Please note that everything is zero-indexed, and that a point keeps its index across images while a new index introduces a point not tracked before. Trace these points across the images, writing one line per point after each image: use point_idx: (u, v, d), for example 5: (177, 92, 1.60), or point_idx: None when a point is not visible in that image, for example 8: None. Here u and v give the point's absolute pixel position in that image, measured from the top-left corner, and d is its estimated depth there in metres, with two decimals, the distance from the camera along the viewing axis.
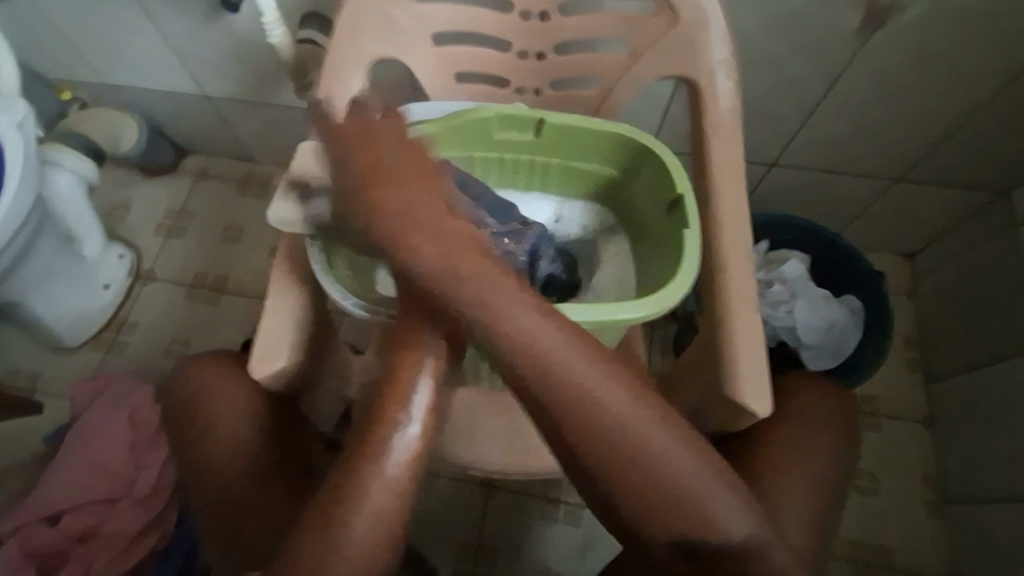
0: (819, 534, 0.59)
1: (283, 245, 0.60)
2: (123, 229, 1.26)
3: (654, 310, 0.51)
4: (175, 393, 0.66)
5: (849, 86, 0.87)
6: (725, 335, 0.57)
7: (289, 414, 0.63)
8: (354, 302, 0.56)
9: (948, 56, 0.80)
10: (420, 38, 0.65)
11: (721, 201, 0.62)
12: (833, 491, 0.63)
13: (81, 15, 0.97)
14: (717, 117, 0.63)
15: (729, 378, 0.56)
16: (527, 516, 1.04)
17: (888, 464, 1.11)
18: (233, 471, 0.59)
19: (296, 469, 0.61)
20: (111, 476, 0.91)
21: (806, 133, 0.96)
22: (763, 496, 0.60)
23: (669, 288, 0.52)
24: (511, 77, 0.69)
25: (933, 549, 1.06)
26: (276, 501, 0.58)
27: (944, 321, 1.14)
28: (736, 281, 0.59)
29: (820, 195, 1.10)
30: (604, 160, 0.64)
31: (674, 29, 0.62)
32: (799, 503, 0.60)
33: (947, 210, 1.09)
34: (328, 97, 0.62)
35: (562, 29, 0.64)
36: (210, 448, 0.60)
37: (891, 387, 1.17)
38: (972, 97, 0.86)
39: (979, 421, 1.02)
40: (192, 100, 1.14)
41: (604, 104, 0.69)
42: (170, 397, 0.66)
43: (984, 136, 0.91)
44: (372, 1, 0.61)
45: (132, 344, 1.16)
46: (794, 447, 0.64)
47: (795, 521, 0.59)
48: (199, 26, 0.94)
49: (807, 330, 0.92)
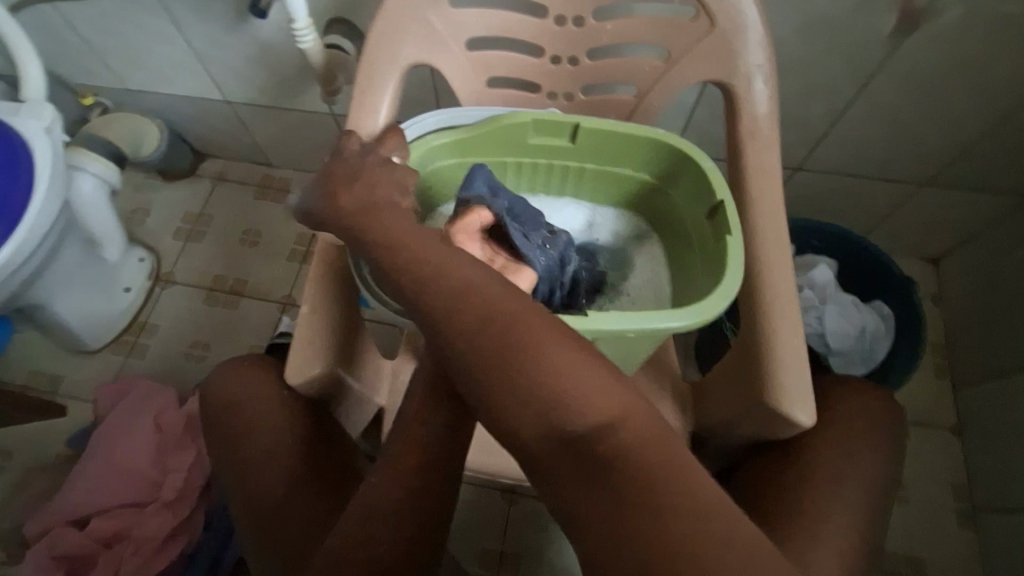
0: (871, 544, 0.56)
1: (315, 253, 0.59)
2: (142, 232, 1.26)
3: (700, 319, 0.49)
4: (213, 397, 0.65)
5: (881, 90, 0.85)
6: (768, 345, 0.56)
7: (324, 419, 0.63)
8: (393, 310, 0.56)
9: (983, 60, 0.78)
10: (454, 44, 0.64)
11: (759, 207, 0.61)
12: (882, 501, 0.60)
13: (105, 20, 0.97)
14: (755, 123, 0.62)
15: (772, 387, 0.55)
16: (550, 523, 1.03)
17: (916, 472, 1.09)
18: (274, 472, 0.59)
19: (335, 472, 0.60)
20: (137, 480, 0.92)
21: (834, 137, 0.95)
22: (811, 500, 0.57)
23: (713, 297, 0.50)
24: (542, 82, 0.68)
25: (964, 559, 1.03)
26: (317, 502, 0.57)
27: (973, 327, 1.12)
28: (778, 290, 0.58)
29: (847, 200, 1.09)
30: (640, 166, 0.63)
31: (712, 33, 0.61)
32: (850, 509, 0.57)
33: (977, 215, 1.07)
34: (360, 103, 0.61)
35: (596, 34, 0.64)
36: (250, 450, 0.60)
37: (918, 393, 1.15)
38: (1007, 102, 0.84)
39: (1011, 430, 1.00)
40: (213, 105, 1.14)
41: (637, 109, 0.68)
42: (206, 401, 0.66)
43: (1020, 140, 0.89)
44: (406, 6, 0.60)
45: (153, 347, 1.16)
46: (842, 451, 0.60)
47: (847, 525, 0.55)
48: (224, 31, 0.94)
49: (836, 336, 0.90)
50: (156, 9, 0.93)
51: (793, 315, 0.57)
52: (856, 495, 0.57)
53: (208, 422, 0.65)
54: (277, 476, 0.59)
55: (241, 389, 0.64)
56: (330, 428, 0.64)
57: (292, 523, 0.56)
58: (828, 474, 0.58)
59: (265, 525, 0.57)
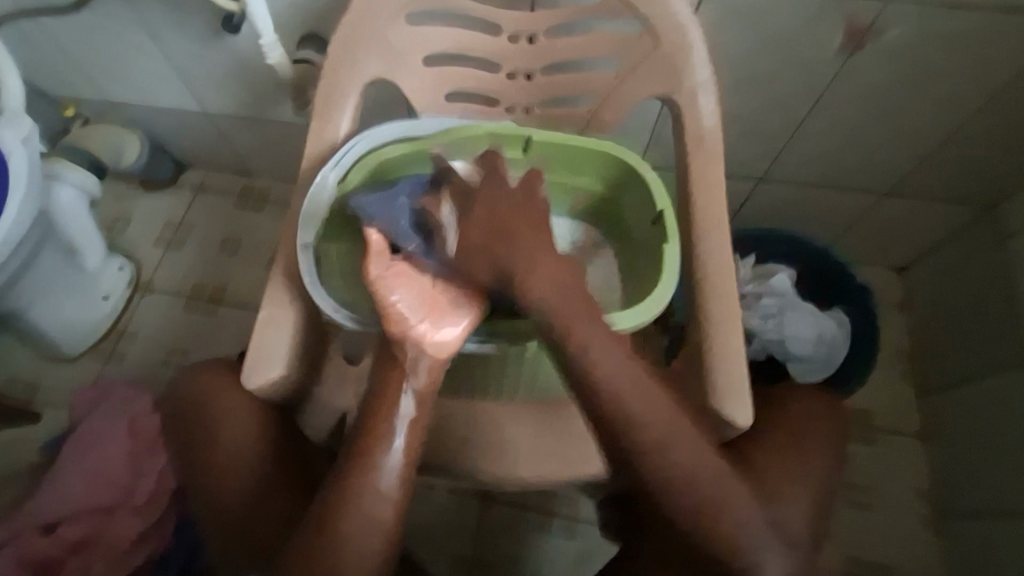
0: None
1: (277, 260, 0.61)
2: (123, 241, 1.28)
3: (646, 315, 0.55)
4: (174, 405, 0.66)
5: (835, 106, 0.88)
6: (707, 348, 0.58)
7: (290, 422, 0.64)
8: (344, 314, 0.55)
9: (930, 78, 0.81)
10: (412, 61, 0.67)
11: (704, 216, 0.63)
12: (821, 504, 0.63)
13: (84, 35, 0.99)
14: (702, 136, 0.65)
15: (713, 390, 0.57)
16: (521, 528, 1.04)
17: (883, 477, 1.11)
18: (237, 474, 0.61)
19: (299, 472, 0.62)
20: (108, 485, 0.93)
21: (794, 150, 0.97)
22: None
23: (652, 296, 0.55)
24: (500, 96, 0.71)
25: (929, 563, 1.06)
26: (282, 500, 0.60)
27: (936, 334, 1.15)
28: (719, 296, 0.60)
29: (812, 210, 1.12)
30: (590, 178, 0.66)
31: (656, 50, 0.64)
32: None
33: (937, 224, 1.10)
34: (323, 116, 0.65)
35: (550, 51, 0.67)
36: (212, 453, 0.61)
37: (885, 399, 1.17)
38: (955, 116, 0.87)
39: (974, 436, 1.02)
40: (193, 117, 1.17)
41: (592, 121, 0.70)
42: (168, 411, 0.67)
43: (970, 153, 0.93)
44: (367, 24, 0.63)
45: (131, 354, 1.17)
46: None
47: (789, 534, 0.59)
48: (201, 46, 0.96)
49: (796, 343, 0.93)
50: (135, 25, 0.95)
51: (734, 319, 0.59)
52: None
53: (169, 429, 0.66)
54: (243, 481, 0.61)
55: (201, 396, 0.64)
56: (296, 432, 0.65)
57: (259, 521, 0.59)
58: None
59: (234, 528, 0.59)
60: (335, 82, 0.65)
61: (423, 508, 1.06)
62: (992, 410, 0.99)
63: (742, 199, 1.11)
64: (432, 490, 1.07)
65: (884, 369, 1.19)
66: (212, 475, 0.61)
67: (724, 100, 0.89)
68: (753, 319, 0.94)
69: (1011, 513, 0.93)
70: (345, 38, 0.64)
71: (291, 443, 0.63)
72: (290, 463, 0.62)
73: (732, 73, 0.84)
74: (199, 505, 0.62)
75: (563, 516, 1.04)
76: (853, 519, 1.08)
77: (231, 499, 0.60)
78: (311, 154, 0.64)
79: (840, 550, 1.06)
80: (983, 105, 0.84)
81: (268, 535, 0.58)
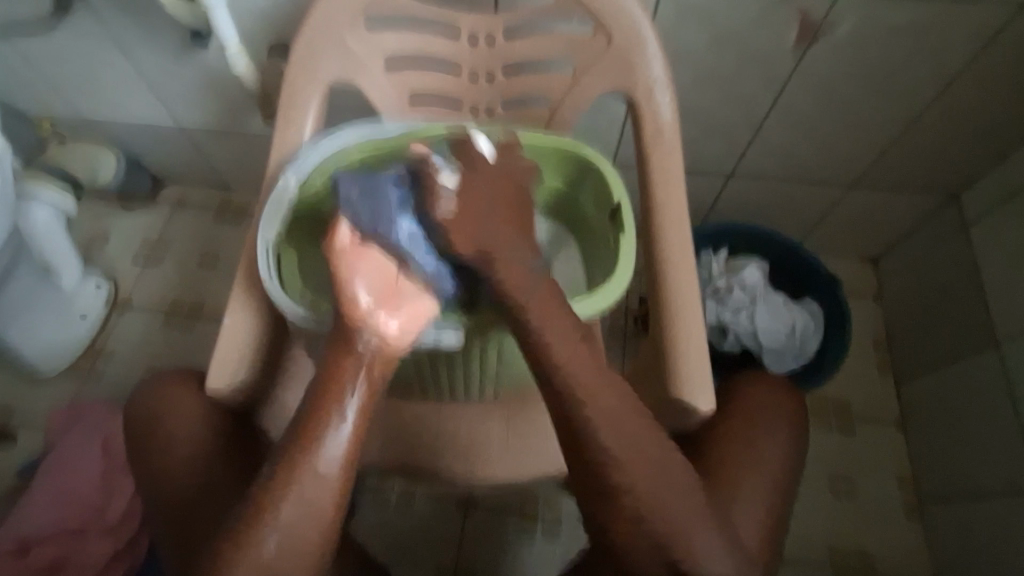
0: (772, 531, 0.61)
1: (241, 263, 0.62)
2: (100, 259, 1.27)
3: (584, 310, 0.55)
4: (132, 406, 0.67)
5: (794, 101, 0.90)
6: (669, 336, 0.59)
7: (244, 419, 0.64)
8: (300, 311, 0.55)
9: (883, 70, 0.83)
10: (373, 66, 0.69)
11: (663, 209, 0.64)
12: (786, 486, 0.65)
13: (55, 54, 1.00)
14: (658, 130, 0.66)
15: (675, 377, 0.58)
16: (505, 533, 1.04)
17: (863, 467, 1.12)
18: (188, 469, 0.60)
19: (246, 464, 0.62)
20: (81, 504, 0.93)
21: (759, 146, 0.99)
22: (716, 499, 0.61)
23: (608, 287, 0.55)
24: (462, 97, 0.72)
25: (912, 551, 1.06)
26: (224, 489, 0.59)
27: (908, 323, 1.16)
28: (679, 284, 0.61)
29: (782, 205, 1.13)
30: (551, 174, 0.67)
31: (610, 48, 0.66)
32: (752, 502, 0.61)
33: (905, 215, 1.12)
34: (286, 123, 0.66)
35: (508, 53, 0.68)
36: (168, 449, 0.62)
37: (862, 390, 1.18)
38: (910, 108, 0.89)
39: (948, 425, 1.04)
40: (168, 132, 1.17)
41: (553, 120, 0.72)
42: (128, 412, 0.67)
43: (928, 142, 0.95)
44: (327, 31, 0.65)
45: (109, 372, 1.16)
46: (743, 442, 0.65)
47: (750, 519, 0.60)
48: (171, 61, 0.97)
49: (767, 335, 0.99)
50: (107, 41, 0.96)
51: (695, 308, 0.60)
52: (762, 481, 0.63)
53: (128, 428, 0.66)
54: (187, 469, 0.60)
55: (158, 393, 0.66)
56: (252, 429, 0.65)
57: (202, 514, 0.58)
58: (734, 463, 0.63)
59: (177, 510, 0.59)
60: (297, 88, 0.66)
61: (405, 517, 1.05)
62: (966, 394, 1.00)
63: (713, 196, 1.13)
64: (414, 498, 1.07)
65: (860, 360, 1.20)
66: (165, 472, 0.61)
67: (687, 98, 0.91)
68: (727, 313, 1.00)
69: (988, 496, 0.94)
70: (305, 45, 0.65)
71: (242, 437, 0.63)
72: (229, 444, 0.62)
73: (694, 70, 0.85)
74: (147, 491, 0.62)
75: (547, 519, 1.04)
76: (835, 510, 1.09)
77: (180, 495, 0.59)
78: (275, 160, 0.65)
79: (822, 542, 1.07)
80: (937, 95, 0.86)
81: (207, 527, 0.57)
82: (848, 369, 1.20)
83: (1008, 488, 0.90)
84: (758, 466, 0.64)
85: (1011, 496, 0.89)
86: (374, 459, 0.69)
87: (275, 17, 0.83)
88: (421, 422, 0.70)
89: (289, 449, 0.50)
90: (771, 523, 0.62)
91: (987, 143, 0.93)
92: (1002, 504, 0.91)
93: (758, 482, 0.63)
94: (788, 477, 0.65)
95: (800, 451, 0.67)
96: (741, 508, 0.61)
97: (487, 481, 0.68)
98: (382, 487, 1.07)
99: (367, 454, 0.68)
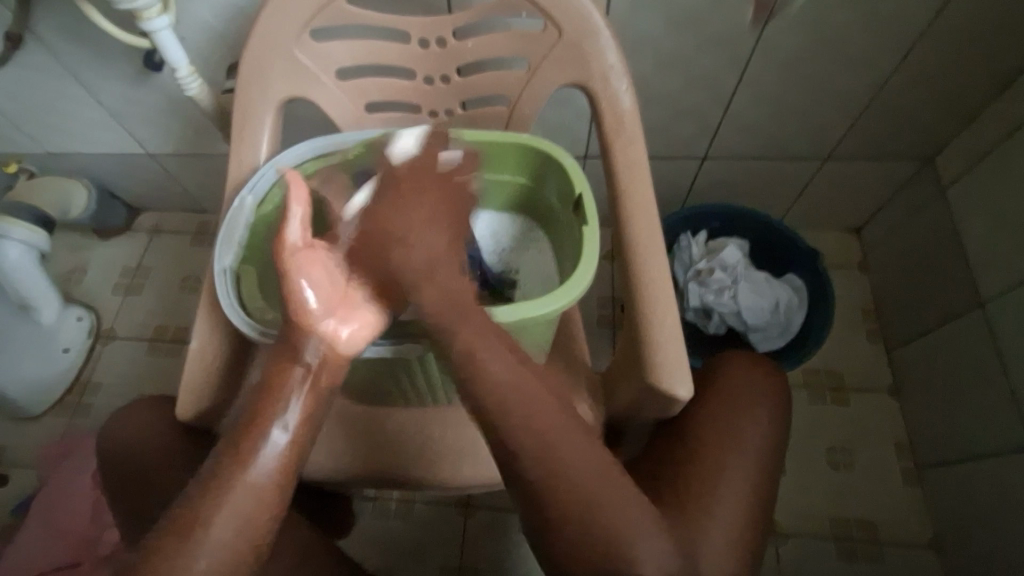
0: (752, 518, 0.64)
1: (208, 287, 0.61)
2: (80, 292, 1.26)
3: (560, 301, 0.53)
4: (118, 441, 0.71)
5: (758, 77, 0.89)
6: (643, 325, 0.58)
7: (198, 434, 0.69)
8: (256, 330, 0.55)
9: (843, 38, 0.82)
10: (325, 77, 0.68)
11: (628, 198, 0.63)
12: (766, 474, 0.67)
13: (13, 90, 0.99)
14: (618, 118, 0.66)
15: (650, 366, 0.57)
16: (507, 532, 1.04)
17: (860, 437, 1.12)
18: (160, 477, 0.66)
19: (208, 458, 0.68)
20: (75, 538, 0.93)
21: (729, 125, 0.98)
22: (699, 502, 0.63)
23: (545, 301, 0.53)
24: (422, 102, 0.71)
25: (913, 517, 1.06)
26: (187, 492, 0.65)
27: (895, 288, 1.16)
28: (650, 270, 0.60)
29: (759, 182, 1.13)
30: (514, 172, 0.66)
31: (561, 41, 0.65)
32: (734, 494, 0.64)
33: (883, 181, 1.11)
34: (243, 142, 0.65)
35: (460, 53, 0.67)
36: (149, 463, 0.68)
37: (853, 360, 1.18)
38: (874, 76, 0.88)
39: (939, 388, 1.04)
40: (135, 159, 1.16)
41: (513, 117, 0.71)
42: (105, 437, 0.72)
43: (899, 105, 0.94)
44: (275, 46, 0.64)
45: (97, 405, 1.15)
46: (722, 438, 0.67)
47: (732, 510, 0.63)
48: (128, 86, 0.96)
49: (750, 312, 1.00)
50: (61, 73, 0.94)
51: (666, 293, 0.59)
52: (742, 474, 0.65)
53: (118, 447, 0.71)
54: (166, 476, 0.66)
55: (130, 417, 0.72)
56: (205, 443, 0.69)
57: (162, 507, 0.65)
58: (716, 461, 0.66)
59: (152, 495, 0.66)
60: (251, 106, 0.65)
61: (406, 525, 1.05)
62: (955, 356, 1.00)
63: (689, 178, 1.13)
64: (413, 504, 1.06)
65: (850, 330, 1.20)
66: (149, 487, 0.66)
67: (650, 82, 0.90)
68: (709, 294, 1.01)
69: (983, 457, 0.94)
70: (253, 61, 0.64)
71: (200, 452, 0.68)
72: (185, 446, 0.69)
73: (654, 53, 0.84)
74: (137, 502, 0.67)
75: None
76: (835, 482, 1.09)
77: (155, 497, 0.66)
78: (234, 181, 0.64)
79: (824, 515, 1.07)
80: (900, 60, 0.85)
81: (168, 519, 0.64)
82: (838, 340, 1.20)
83: (1001, 448, 0.90)
84: (742, 447, 0.67)
85: (1004, 455, 0.89)
86: (358, 473, 0.68)
87: (225, 32, 0.81)
88: (405, 433, 0.70)
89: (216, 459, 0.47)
90: (758, 502, 0.65)
91: (957, 102, 0.92)
92: (996, 463, 0.91)
93: (740, 464, 0.66)
94: (767, 467, 0.67)
95: (779, 439, 0.70)
96: (724, 489, 0.64)
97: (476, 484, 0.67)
98: (381, 497, 1.07)
99: (353, 467, 0.68)
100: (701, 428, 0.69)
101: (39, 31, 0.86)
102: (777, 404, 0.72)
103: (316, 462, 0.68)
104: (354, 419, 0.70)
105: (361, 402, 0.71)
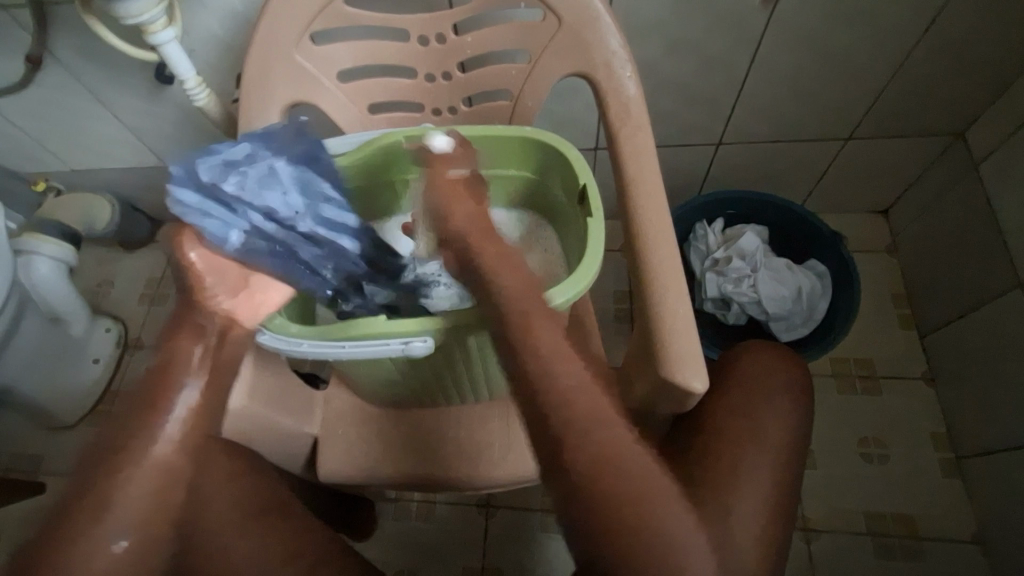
0: (776, 518, 0.62)
1: None
2: (107, 303, 1.30)
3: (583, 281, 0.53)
4: None
5: (773, 56, 0.86)
6: (654, 316, 0.57)
7: None
8: None
9: (860, 11, 0.78)
10: (328, 80, 0.68)
11: (635, 187, 0.62)
12: (791, 470, 0.65)
13: (36, 111, 1.02)
14: (622, 107, 0.64)
15: (664, 359, 0.55)
16: (529, 532, 1.03)
17: (895, 428, 1.08)
18: None
19: None
20: None
21: (744, 108, 0.95)
22: (722, 498, 0.61)
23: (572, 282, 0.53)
24: (425, 100, 0.71)
25: (955, 511, 1.01)
26: None
27: (927, 271, 1.11)
28: (661, 259, 0.59)
29: (777, 166, 1.10)
30: (519, 166, 0.66)
31: (562, 29, 0.64)
32: (758, 493, 0.62)
33: (911, 159, 1.07)
34: None
35: (459, 48, 0.67)
36: None
37: (884, 346, 1.13)
38: (897, 50, 0.84)
39: (978, 373, 0.99)
40: (155, 172, 1.19)
41: (517, 111, 0.70)
42: None
43: (926, 78, 0.89)
44: (275, 49, 0.64)
45: None
46: (744, 434, 0.65)
47: (755, 511, 0.61)
48: (144, 99, 0.98)
49: (771, 301, 0.97)
50: (80, 92, 0.97)
51: (677, 282, 0.57)
52: (764, 472, 0.63)
53: None
54: None
55: None
56: None
57: None
58: (737, 458, 0.63)
59: None
60: (254, 111, 0.66)
61: (427, 526, 1.05)
62: (994, 338, 0.95)
63: (704, 166, 1.10)
64: (435, 504, 1.06)
65: (878, 316, 1.16)
66: None
67: (660, 68, 0.88)
68: (728, 284, 0.99)
69: None
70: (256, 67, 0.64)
71: None
72: None
73: (662, 38, 0.82)
74: None
75: None
76: (869, 475, 1.05)
77: None
78: None
79: (857, 508, 1.03)
80: (924, 31, 0.81)
81: None
82: (867, 326, 1.15)
83: None
84: (764, 441, 0.65)
85: None
86: (371, 476, 0.67)
87: (232, 42, 0.83)
88: (421, 433, 0.70)
89: (114, 457, 0.47)
90: (780, 501, 0.63)
91: (988, 72, 0.88)
92: None
93: (762, 458, 0.64)
94: (790, 461, 0.65)
95: (803, 434, 0.67)
96: (747, 487, 0.62)
97: (493, 485, 0.67)
98: (403, 499, 1.07)
99: (367, 468, 0.68)
100: (720, 423, 0.67)
101: (57, 50, 0.88)
102: (804, 398, 0.70)
103: (332, 465, 0.68)
104: (369, 419, 0.71)
105: (381, 406, 0.71)
